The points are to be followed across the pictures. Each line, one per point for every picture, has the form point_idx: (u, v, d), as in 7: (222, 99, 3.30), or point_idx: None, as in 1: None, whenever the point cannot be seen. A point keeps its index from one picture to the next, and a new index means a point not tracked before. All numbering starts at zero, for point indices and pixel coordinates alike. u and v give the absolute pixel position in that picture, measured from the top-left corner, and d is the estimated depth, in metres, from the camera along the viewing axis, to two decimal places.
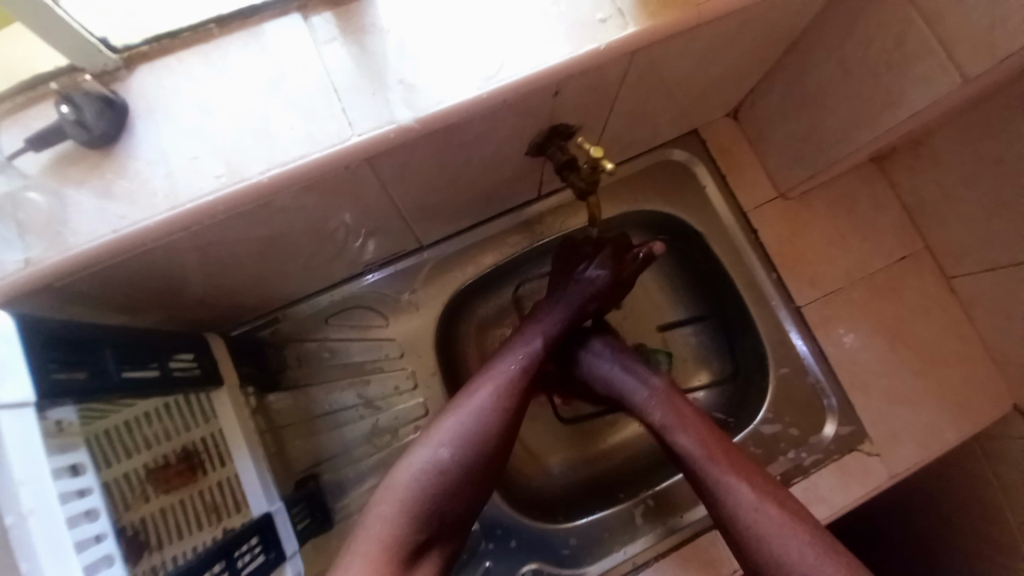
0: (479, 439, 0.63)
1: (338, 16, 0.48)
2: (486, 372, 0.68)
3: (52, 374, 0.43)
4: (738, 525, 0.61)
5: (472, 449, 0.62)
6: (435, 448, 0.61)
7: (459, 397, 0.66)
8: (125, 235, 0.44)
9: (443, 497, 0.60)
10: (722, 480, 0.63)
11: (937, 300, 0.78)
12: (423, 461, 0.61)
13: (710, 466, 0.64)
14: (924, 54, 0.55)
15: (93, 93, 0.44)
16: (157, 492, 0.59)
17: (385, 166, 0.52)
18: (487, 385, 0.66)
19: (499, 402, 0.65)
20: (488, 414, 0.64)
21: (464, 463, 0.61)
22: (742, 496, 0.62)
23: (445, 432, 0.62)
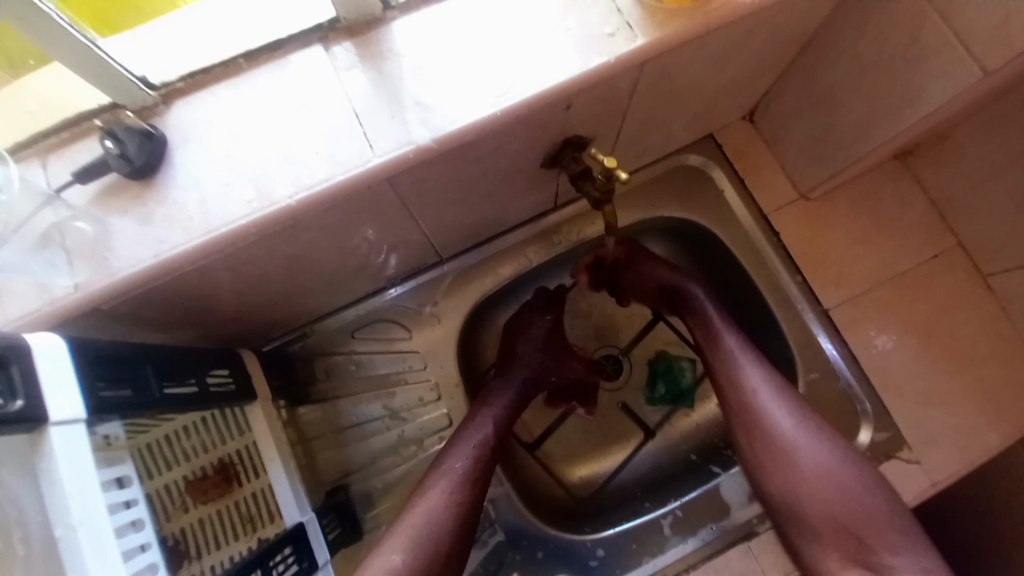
0: (437, 537, 0.62)
1: (356, 43, 0.51)
2: (436, 470, 0.67)
3: (100, 393, 0.45)
4: (791, 484, 0.62)
5: (428, 552, 0.61)
6: (394, 552, 0.61)
7: (411, 498, 0.66)
8: (165, 259, 0.47)
9: None
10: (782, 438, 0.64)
11: (973, 298, 0.75)
12: (387, 566, 0.60)
13: (780, 423, 0.64)
14: (942, 48, 0.54)
15: (135, 128, 0.47)
16: (195, 502, 0.64)
17: (405, 183, 0.54)
18: (436, 485, 0.65)
19: (454, 500, 0.64)
20: (445, 510, 0.64)
21: (424, 570, 0.61)
22: (806, 453, 0.63)
23: (403, 532, 0.62)
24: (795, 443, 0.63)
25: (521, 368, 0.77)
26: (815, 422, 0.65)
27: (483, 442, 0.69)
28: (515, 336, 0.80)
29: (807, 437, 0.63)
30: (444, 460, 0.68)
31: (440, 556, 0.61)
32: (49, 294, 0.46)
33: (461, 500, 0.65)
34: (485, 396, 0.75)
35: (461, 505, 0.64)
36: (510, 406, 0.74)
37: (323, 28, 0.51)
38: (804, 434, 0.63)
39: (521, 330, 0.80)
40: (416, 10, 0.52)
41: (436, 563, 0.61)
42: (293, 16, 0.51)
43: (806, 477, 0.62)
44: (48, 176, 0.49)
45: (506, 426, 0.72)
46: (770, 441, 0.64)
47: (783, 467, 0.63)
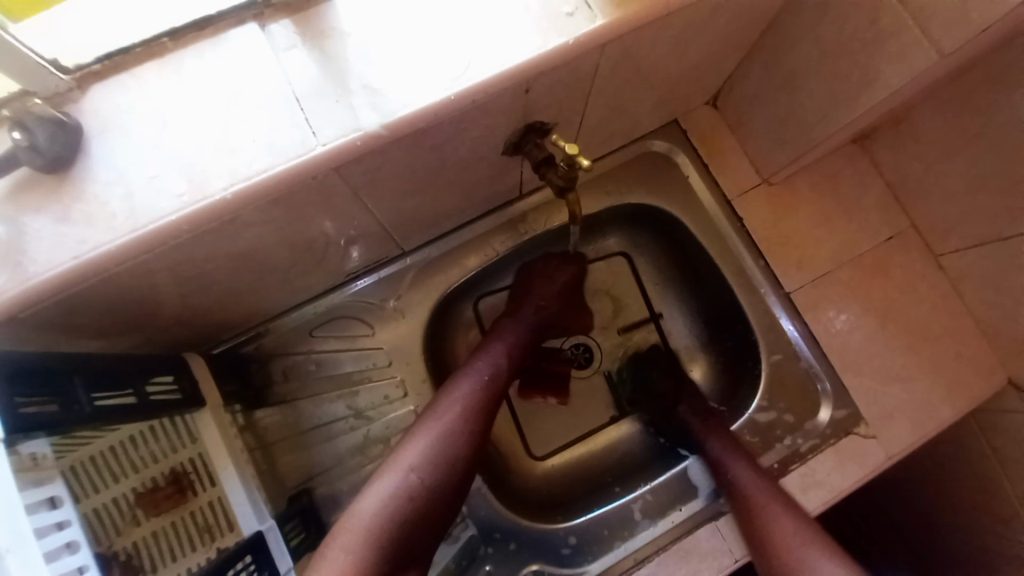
0: (447, 459, 0.63)
1: (296, 22, 0.47)
2: (448, 393, 0.68)
3: (19, 408, 0.42)
4: (774, 550, 0.63)
5: (437, 473, 0.62)
6: (405, 472, 0.61)
7: (420, 420, 0.66)
8: (88, 261, 0.42)
9: (409, 526, 0.59)
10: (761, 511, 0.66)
11: (926, 278, 0.78)
12: (395, 486, 0.60)
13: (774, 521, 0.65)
14: (900, 30, 0.54)
15: (47, 117, 0.42)
16: (147, 515, 0.59)
17: (356, 173, 0.51)
18: (451, 406, 0.66)
19: (467, 423, 0.65)
20: (456, 433, 0.64)
21: (433, 489, 0.61)
22: (783, 518, 0.64)
23: (411, 454, 0.62)
24: (770, 515, 0.65)
25: (530, 304, 0.78)
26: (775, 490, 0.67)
27: (495, 371, 0.71)
28: (525, 279, 0.81)
29: (774, 502, 0.66)
30: (456, 383, 0.68)
31: (449, 477, 0.62)
32: None
33: (470, 426, 0.65)
34: (496, 330, 0.76)
35: (471, 432, 0.65)
36: (520, 344, 0.76)
37: (259, 4, 0.46)
38: (773, 501, 0.66)
39: (539, 272, 0.80)
40: None
41: (444, 485, 0.62)
42: None
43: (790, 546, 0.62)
44: None
45: (516, 362, 0.74)
46: (750, 512, 0.66)
47: (769, 535, 0.64)
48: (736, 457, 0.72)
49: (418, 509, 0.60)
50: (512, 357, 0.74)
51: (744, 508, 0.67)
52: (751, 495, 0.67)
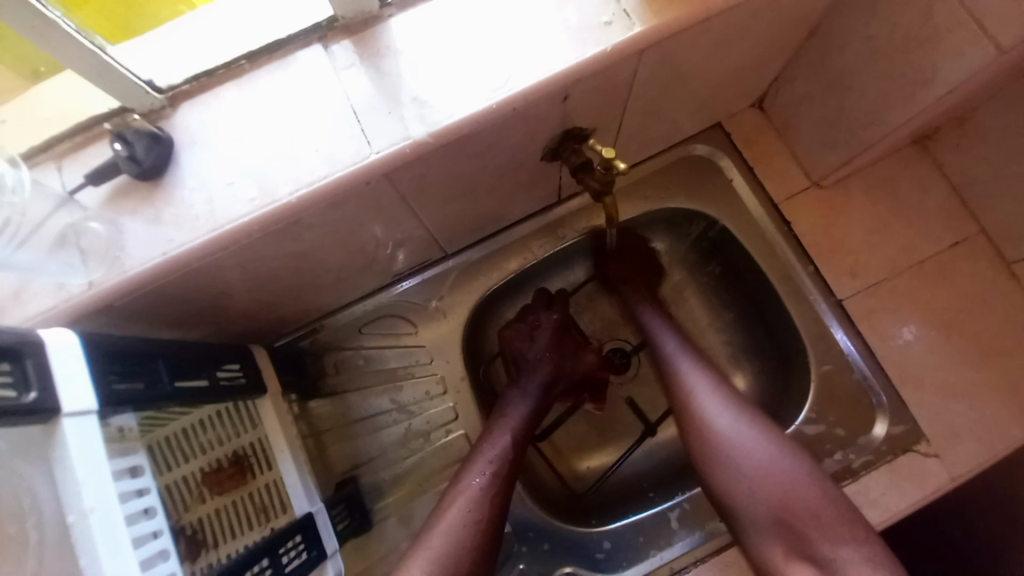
0: (460, 558, 0.62)
1: (355, 42, 0.51)
2: (457, 486, 0.67)
3: (114, 385, 0.47)
4: (733, 468, 0.64)
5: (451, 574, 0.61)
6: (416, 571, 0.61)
7: (433, 513, 0.66)
8: (173, 256, 0.48)
9: None
10: (721, 431, 0.65)
11: (997, 288, 0.72)
12: None
13: (722, 430, 0.66)
14: (956, 27, 0.52)
15: (142, 131, 0.49)
16: (211, 493, 0.65)
17: (404, 179, 0.55)
18: (458, 502, 0.65)
19: (473, 517, 0.64)
20: (467, 531, 0.63)
21: None
22: (734, 432, 0.65)
23: (425, 553, 0.62)
24: (729, 434, 0.65)
25: (528, 378, 0.76)
26: (745, 412, 0.66)
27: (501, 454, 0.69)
28: (523, 338, 0.79)
29: (726, 416, 0.66)
30: (464, 476, 0.67)
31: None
32: (64, 292, 0.48)
33: (484, 520, 0.64)
34: (501, 406, 0.75)
35: (484, 525, 0.64)
36: (526, 415, 0.73)
37: (322, 28, 0.51)
38: (731, 418, 0.66)
39: (517, 340, 0.79)
40: (414, 6, 0.52)
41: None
42: (293, 16, 0.52)
43: (756, 469, 0.63)
44: (63, 180, 0.51)
45: (525, 434, 0.72)
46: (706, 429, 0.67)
47: (731, 460, 0.64)
48: (700, 374, 0.70)
49: None
50: (517, 430, 0.72)
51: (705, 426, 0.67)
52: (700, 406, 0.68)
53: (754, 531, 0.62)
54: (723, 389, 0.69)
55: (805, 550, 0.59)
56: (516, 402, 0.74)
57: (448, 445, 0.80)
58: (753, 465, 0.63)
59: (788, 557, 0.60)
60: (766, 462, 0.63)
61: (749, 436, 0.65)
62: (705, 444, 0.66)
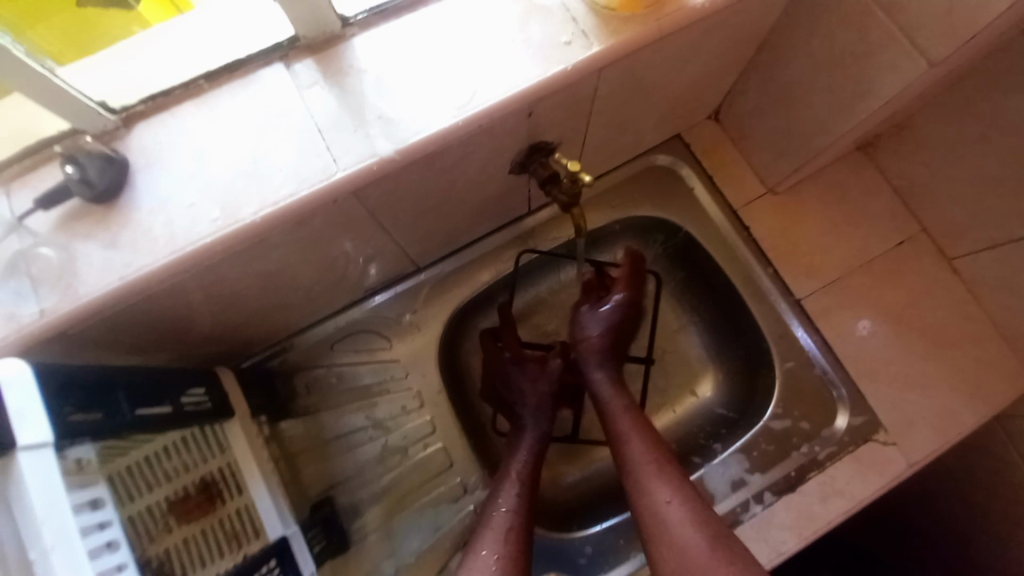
0: None
1: (318, 61, 0.51)
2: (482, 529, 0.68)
3: (70, 418, 0.46)
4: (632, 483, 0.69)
5: None
6: None
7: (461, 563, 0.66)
8: (132, 280, 0.47)
9: None
10: (630, 456, 0.70)
11: (940, 282, 0.78)
12: None
13: (638, 469, 0.69)
14: (890, 42, 0.56)
15: (95, 153, 0.47)
16: (179, 523, 0.60)
17: (373, 196, 0.55)
18: (488, 544, 0.66)
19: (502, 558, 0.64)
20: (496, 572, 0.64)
21: None
22: (648, 472, 0.68)
23: None
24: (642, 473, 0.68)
25: (527, 410, 0.78)
26: (660, 454, 0.70)
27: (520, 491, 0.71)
28: (500, 380, 0.81)
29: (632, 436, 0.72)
30: (489, 518, 0.68)
31: None
32: (14, 323, 0.46)
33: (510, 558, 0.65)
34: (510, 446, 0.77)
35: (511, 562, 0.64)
36: (535, 447, 0.76)
37: (284, 47, 0.51)
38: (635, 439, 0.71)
39: (498, 385, 0.81)
40: (376, 26, 0.52)
41: None
42: (252, 36, 0.52)
43: (659, 515, 0.65)
44: (10, 205, 0.49)
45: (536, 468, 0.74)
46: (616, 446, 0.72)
47: (639, 485, 0.67)
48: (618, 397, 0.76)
49: None
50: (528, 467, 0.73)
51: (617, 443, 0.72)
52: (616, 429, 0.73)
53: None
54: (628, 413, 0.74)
55: None
56: (524, 438, 0.76)
57: (427, 459, 0.80)
58: (654, 489, 0.66)
59: None
60: (669, 507, 0.65)
61: (650, 457, 0.69)
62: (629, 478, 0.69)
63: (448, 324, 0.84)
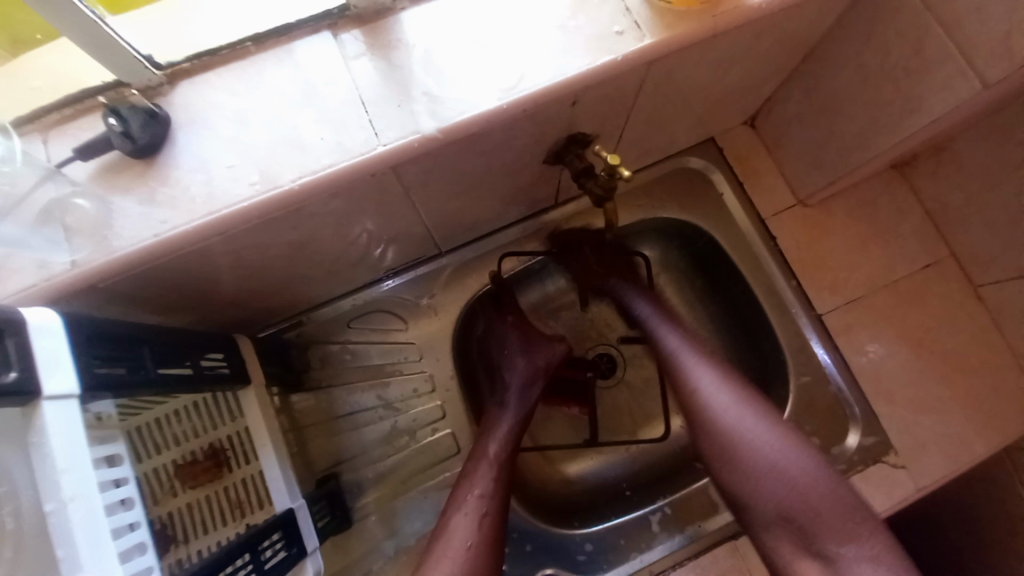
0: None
1: (366, 32, 0.51)
2: (455, 502, 0.67)
3: (96, 370, 0.45)
4: (755, 486, 0.64)
5: None
6: None
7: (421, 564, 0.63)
8: (165, 238, 0.46)
9: None
10: (699, 388, 0.70)
11: (964, 308, 0.77)
12: None
13: (716, 406, 0.69)
14: (945, 61, 0.55)
15: (139, 108, 0.47)
16: (185, 487, 0.64)
17: (409, 173, 0.54)
18: (461, 521, 0.64)
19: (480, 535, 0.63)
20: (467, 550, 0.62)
21: None
22: (720, 403, 0.69)
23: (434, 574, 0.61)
24: (732, 415, 0.67)
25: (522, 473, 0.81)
26: (747, 399, 0.69)
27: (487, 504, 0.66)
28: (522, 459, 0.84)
29: (765, 429, 0.66)
30: (461, 493, 0.67)
31: None
32: (46, 271, 0.46)
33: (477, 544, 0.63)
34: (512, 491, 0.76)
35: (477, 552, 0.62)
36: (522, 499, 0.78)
37: (334, 15, 0.51)
38: (780, 441, 0.65)
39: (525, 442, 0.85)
40: (427, 1, 0.52)
41: None
42: (303, 1, 0.51)
43: (757, 449, 0.65)
44: (48, 152, 0.49)
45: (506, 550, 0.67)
46: (737, 448, 0.66)
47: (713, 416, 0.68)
48: (727, 389, 0.69)
49: None
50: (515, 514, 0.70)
51: (737, 447, 0.66)
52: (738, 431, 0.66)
53: (760, 515, 0.64)
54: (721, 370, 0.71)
55: (804, 538, 0.61)
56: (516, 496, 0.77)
57: (435, 443, 0.79)
58: (742, 428, 0.66)
59: (795, 550, 0.61)
60: (758, 441, 0.65)
61: (725, 392, 0.69)
62: (707, 421, 0.68)
63: (456, 348, 0.82)
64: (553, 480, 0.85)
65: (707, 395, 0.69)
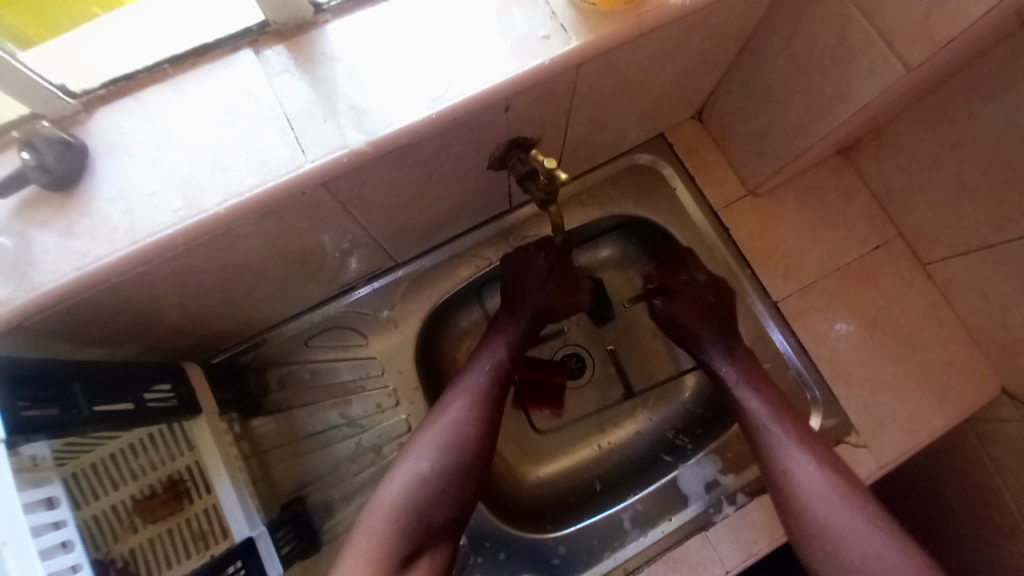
0: (451, 448, 0.68)
1: (289, 47, 0.50)
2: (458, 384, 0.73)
3: (22, 412, 0.44)
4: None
5: (445, 471, 0.67)
6: (410, 464, 0.66)
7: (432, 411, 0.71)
8: (89, 271, 0.45)
9: (427, 509, 0.65)
10: (789, 464, 0.68)
11: (913, 286, 0.79)
12: (402, 476, 0.66)
13: (807, 490, 0.66)
14: (868, 47, 0.56)
15: (53, 138, 0.45)
16: (144, 522, 0.61)
17: (343, 188, 0.53)
18: (462, 395, 0.71)
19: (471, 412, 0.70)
20: (462, 425, 0.69)
21: (436, 478, 0.66)
22: (810, 482, 0.67)
23: (424, 445, 0.68)
24: (812, 494, 0.66)
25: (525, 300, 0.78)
26: (842, 487, 0.66)
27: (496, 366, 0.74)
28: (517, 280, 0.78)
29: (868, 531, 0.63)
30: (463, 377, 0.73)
31: (449, 470, 0.67)
32: None
33: (477, 421, 0.70)
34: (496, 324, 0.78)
35: (478, 425, 0.69)
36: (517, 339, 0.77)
37: (253, 32, 0.50)
38: (865, 524, 0.64)
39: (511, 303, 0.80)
40: (351, 14, 0.51)
41: (451, 475, 0.67)
42: (219, 18, 0.50)
43: (846, 542, 0.63)
44: None
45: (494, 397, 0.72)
46: (840, 550, 0.63)
47: (799, 495, 0.67)
48: (811, 462, 0.68)
49: (446, 487, 0.66)
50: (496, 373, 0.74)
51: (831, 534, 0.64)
52: (838, 530, 0.64)
53: None
54: (794, 429, 0.70)
55: None
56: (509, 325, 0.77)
57: None
58: (822, 506, 0.65)
59: None
60: (845, 525, 0.64)
61: (810, 466, 0.68)
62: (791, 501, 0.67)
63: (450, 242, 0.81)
64: (525, 485, 0.84)
65: (796, 472, 0.68)
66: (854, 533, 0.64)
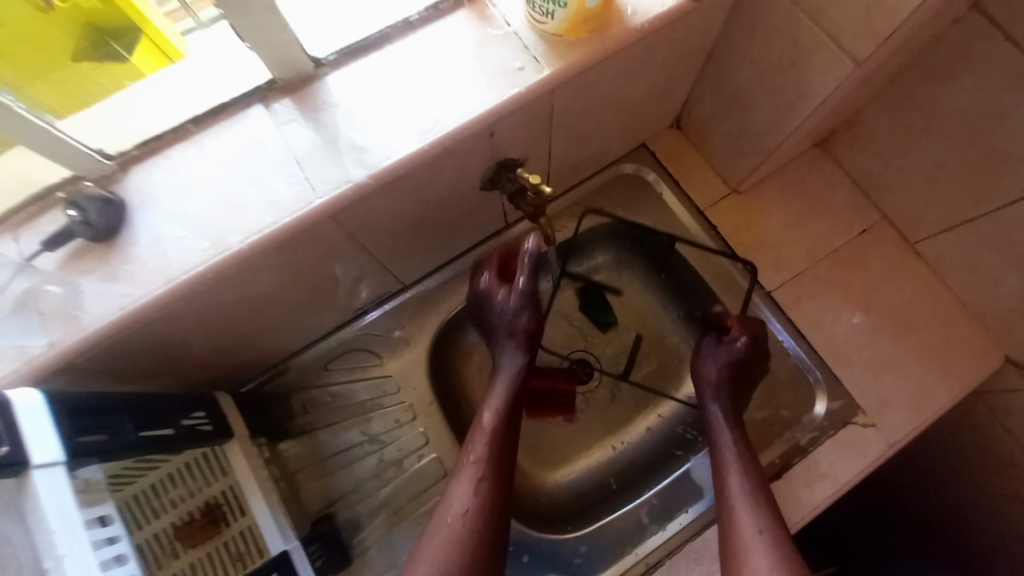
0: (489, 469, 0.72)
1: (294, 99, 0.56)
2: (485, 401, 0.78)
3: (80, 439, 0.49)
4: None
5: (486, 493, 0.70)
6: (458, 492, 0.70)
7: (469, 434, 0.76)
8: (130, 311, 0.51)
9: (476, 536, 0.68)
10: (729, 471, 0.72)
11: (903, 265, 0.81)
12: (452, 506, 0.70)
13: (734, 496, 0.70)
14: (819, 47, 0.60)
15: (95, 196, 0.52)
16: (185, 548, 0.65)
17: (349, 219, 0.59)
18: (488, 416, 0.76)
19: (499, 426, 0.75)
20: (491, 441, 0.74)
21: (479, 501, 0.70)
22: (739, 492, 0.70)
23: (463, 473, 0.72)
24: (738, 502, 0.69)
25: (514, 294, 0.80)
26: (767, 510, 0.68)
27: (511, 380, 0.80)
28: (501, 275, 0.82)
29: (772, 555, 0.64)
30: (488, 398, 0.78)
31: (488, 491, 0.70)
32: (23, 355, 0.50)
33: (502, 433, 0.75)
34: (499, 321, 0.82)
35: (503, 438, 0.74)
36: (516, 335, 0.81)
37: (263, 89, 0.56)
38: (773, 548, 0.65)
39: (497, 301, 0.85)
40: (346, 65, 0.58)
41: (491, 494, 0.70)
42: (233, 79, 0.57)
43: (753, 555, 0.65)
44: (18, 247, 0.53)
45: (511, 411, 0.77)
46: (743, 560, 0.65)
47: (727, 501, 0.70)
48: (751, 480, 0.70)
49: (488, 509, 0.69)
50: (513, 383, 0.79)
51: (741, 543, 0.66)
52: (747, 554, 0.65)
53: None
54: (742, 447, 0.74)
55: None
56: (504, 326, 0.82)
57: (421, 470, 0.82)
58: (742, 516, 0.68)
59: None
60: (753, 537, 0.66)
61: (749, 485, 0.70)
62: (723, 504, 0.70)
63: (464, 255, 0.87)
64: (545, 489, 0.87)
65: (731, 476, 0.72)
66: (761, 551, 0.65)
